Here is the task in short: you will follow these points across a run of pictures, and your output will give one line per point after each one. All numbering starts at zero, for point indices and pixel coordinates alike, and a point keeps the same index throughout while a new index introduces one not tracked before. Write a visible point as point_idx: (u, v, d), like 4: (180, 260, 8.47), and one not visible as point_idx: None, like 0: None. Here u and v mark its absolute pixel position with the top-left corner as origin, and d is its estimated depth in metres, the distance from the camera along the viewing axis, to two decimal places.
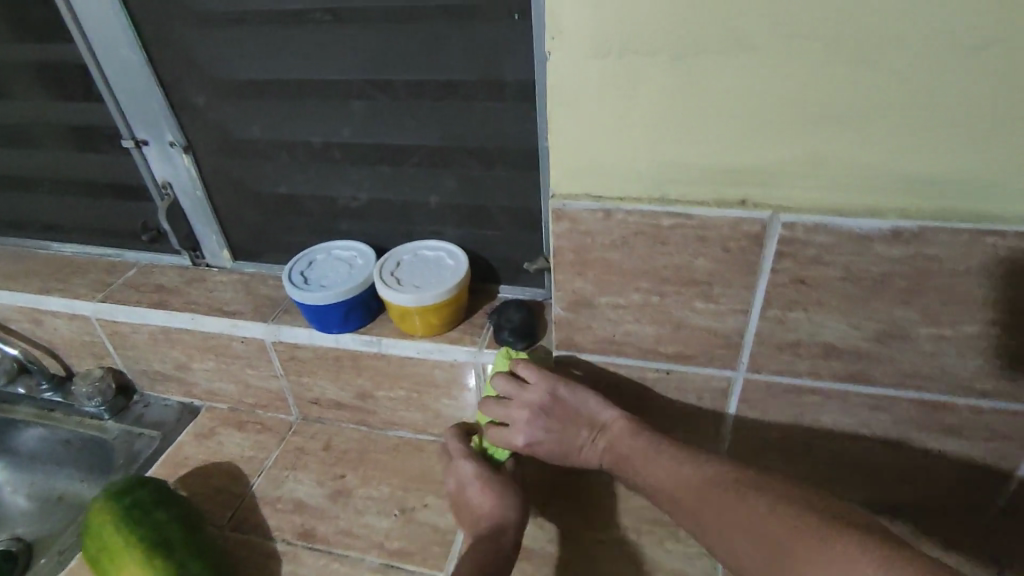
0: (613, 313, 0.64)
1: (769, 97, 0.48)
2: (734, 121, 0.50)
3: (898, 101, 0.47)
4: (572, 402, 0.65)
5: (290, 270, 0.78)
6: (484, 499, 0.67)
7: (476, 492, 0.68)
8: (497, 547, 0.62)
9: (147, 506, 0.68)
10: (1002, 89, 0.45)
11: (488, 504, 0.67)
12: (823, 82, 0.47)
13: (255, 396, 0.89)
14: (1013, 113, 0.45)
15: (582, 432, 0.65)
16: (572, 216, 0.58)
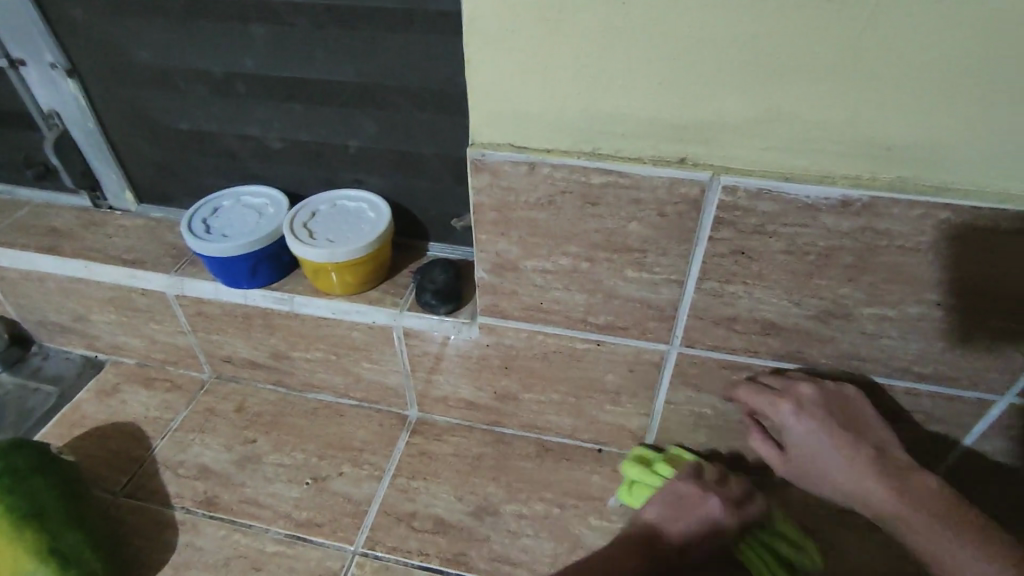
0: (540, 279, 0.58)
1: (726, 43, 0.41)
2: (684, 69, 0.43)
3: (879, 64, 0.40)
4: (864, 422, 0.56)
5: (192, 217, 0.69)
6: (688, 529, 0.60)
7: (693, 523, 0.60)
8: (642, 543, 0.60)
9: (22, 471, 0.61)
10: (990, 54, 0.39)
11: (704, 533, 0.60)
12: (789, 27, 0.40)
13: (163, 352, 0.82)
14: (998, 84, 0.40)
15: (820, 455, 0.58)
16: (493, 168, 0.51)
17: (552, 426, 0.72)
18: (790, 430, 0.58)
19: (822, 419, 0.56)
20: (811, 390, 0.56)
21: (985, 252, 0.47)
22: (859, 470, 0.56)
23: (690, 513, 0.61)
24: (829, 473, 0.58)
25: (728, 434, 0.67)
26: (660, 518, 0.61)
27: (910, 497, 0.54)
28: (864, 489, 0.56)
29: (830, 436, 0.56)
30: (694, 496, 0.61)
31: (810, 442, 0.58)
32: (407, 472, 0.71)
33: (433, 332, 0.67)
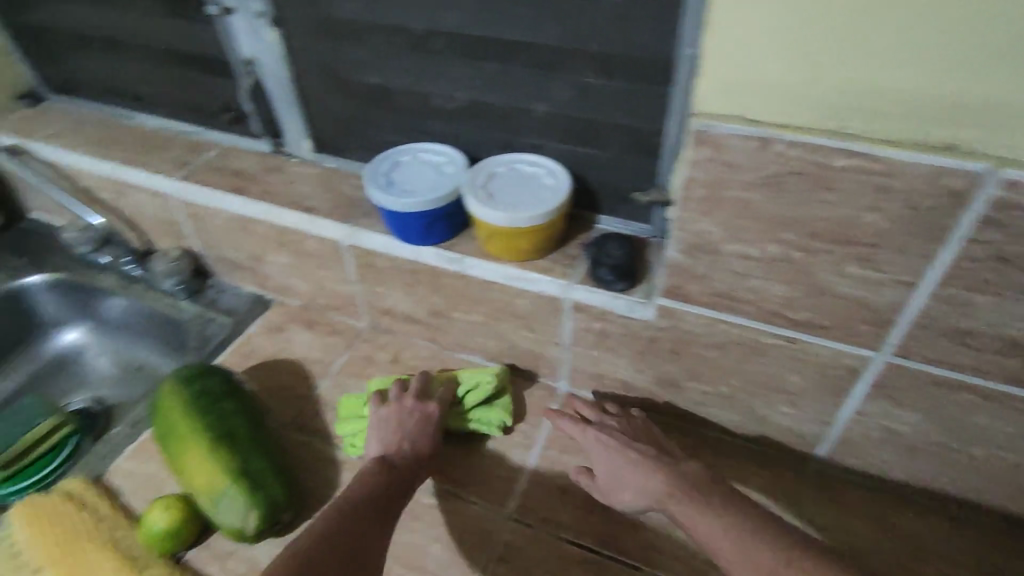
0: (739, 266, 0.54)
1: (930, 32, 0.38)
2: (888, 66, 0.40)
3: None
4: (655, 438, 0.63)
5: (374, 169, 0.71)
6: (427, 441, 0.64)
7: (428, 432, 0.65)
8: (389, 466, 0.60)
9: (214, 395, 0.66)
10: None
11: (419, 445, 0.64)
12: (1000, 12, 0.36)
13: (327, 298, 0.86)
14: None
15: (618, 470, 0.60)
16: (716, 141, 0.47)
17: (712, 418, 0.69)
18: (598, 457, 0.62)
19: (635, 437, 0.63)
20: (619, 422, 0.65)
21: None
22: (636, 471, 0.58)
23: (405, 430, 0.64)
24: (630, 485, 0.58)
25: (919, 456, 0.60)
26: (383, 444, 0.63)
27: (675, 478, 0.55)
28: (642, 484, 0.57)
29: (618, 447, 0.61)
30: (394, 412, 0.65)
31: (611, 461, 0.61)
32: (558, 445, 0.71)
33: (604, 307, 0.65)
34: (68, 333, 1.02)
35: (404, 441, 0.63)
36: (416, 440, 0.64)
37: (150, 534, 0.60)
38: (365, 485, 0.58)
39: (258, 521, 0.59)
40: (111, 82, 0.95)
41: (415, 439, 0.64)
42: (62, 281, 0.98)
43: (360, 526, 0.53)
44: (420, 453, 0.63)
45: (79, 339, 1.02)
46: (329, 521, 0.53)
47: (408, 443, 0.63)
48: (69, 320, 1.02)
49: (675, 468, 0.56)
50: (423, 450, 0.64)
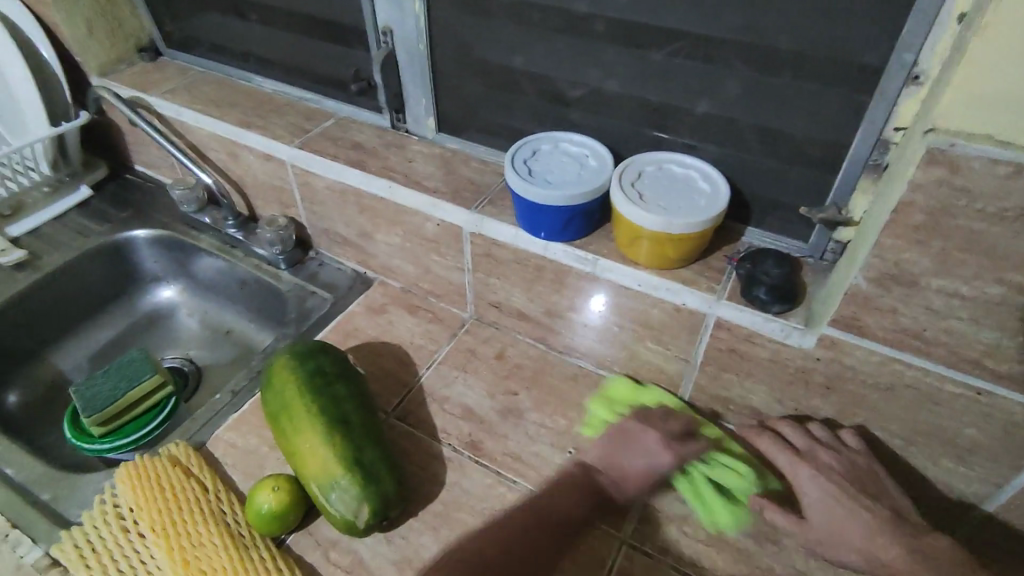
0: (941, 303, 0.48)
1: None
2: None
3: None
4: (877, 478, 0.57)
5: (513, 156, 0.67)
6: (642, 485, 0.61)
7: (639, 462, 0.61)
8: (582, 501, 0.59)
9: (329, 375, 0.63)
10: None
11: (641, 484, 0.61)
12: None
13: (432, 284, 0.83)
14: None
15: (836, 519, 0.57)
16: (955, 161, 0.41)
17: None
18: (805, 494, 0.58)
19: (837, 482, 0.57)
20: (831, 458, 0.58)
21: None
22: (854, 529, 0.56)
23: (624, 455, 0.62)
24: (848, 543, 0.56)
25: None
26: (600, 457, 0.63)
27: (913, 556, 0.53)
28: (871, 549, 0.55)
29: (838, 496, 0.57)
30: (624, 433, 0.64)
31: (820, 506, 0.57)
32: None
33: (753, 330, 0.60)
34: (163, 289, 1.02)
35: (614, 470, 0.62)
36: (636, 475, 0.61)
37: (256, 514, 0.58)
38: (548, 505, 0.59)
39: (369, 515, 0.57)
40: (234, 41, 0.93)
41: (639, 473, 0.61)
42: (165, 238, 0.97)
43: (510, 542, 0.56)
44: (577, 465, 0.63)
45: (172, 297, 1.02)
46: (492, 535, 0.56)
47: (617, 468, 0.62)
48: (165, 276, 1.02)
49: (898, 534, 0.55)
50: (629, 483, 0.61)
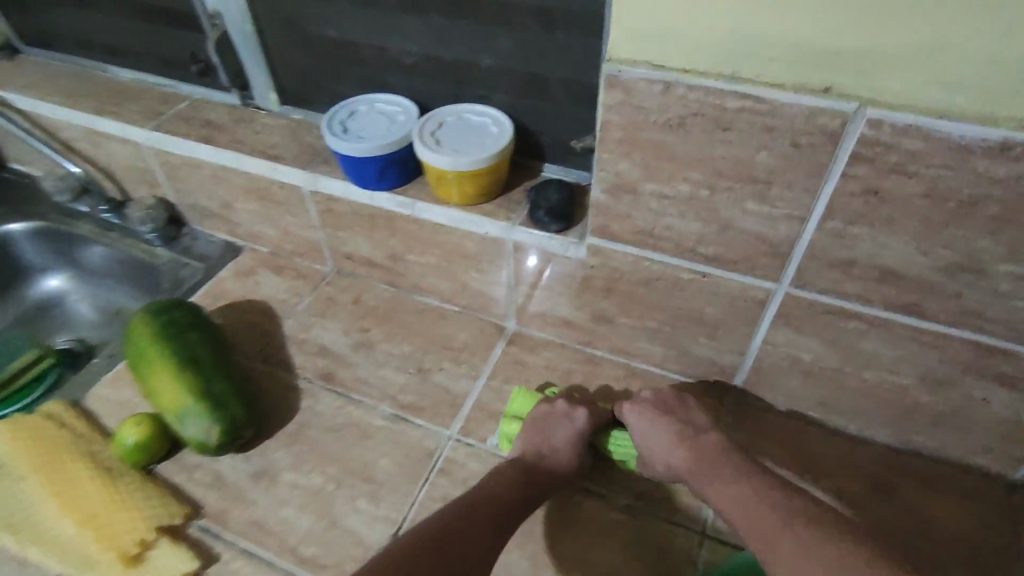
0: (655, 204, 0.59)
1: None
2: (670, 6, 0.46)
3: None
4: (653, 399, 0.65)
5: (331, 118, 0.75)
6: (568, 446, 0.64)
7: (563, 432, 0.65)
8: (524, 470, 0.62)
9: (181, 324, 0.71)
10: None
11: (573, 453, 0.64)
12: None
13: (294, 244, 0.91)
14: None
15: (654, 442, 0.62)
16: (627, 85, 0.52)
17: (642, 351, 0.75)
18: (635, 432, 0.64)
19: (647, 410, 0.63)
20: (650, 394, 0.65)
21: None
22: (663, 439, 0.61)
23: (547, 435, 0.65)
24: (665, 455, 0.60)
25: (820, 380, 0.67)
26: (528, 447, 0.64)
27: (706, 454, 0.57)
28: (669, 456, 0.60)
29: (654, 421, 0.62)
30: (543, 417, 0.66)
31: (648, 435, 0.62)
32: (502, 376, 0.77)
33: (542, 249, 0.70)
34: (49, 280, 1.07)
35: (542, 445, 0.64)
36: (560, 443, 0.64)
37: (122, 448, 0.67)
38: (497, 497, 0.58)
39: (220, 435, 0.66)
40: (86, 34, 0.98)
41: (550, 445, 0.64)
42: (43, 228, 1.02)
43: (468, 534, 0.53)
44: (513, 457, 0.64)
45: (59, 286, 1.07)
46: (454, 516, 0.54)
47: (549, 444, 0.64)
48: (49, 267, 1.07)
49: (698, 440, 0.59)
50: (563, 457, 0.64)
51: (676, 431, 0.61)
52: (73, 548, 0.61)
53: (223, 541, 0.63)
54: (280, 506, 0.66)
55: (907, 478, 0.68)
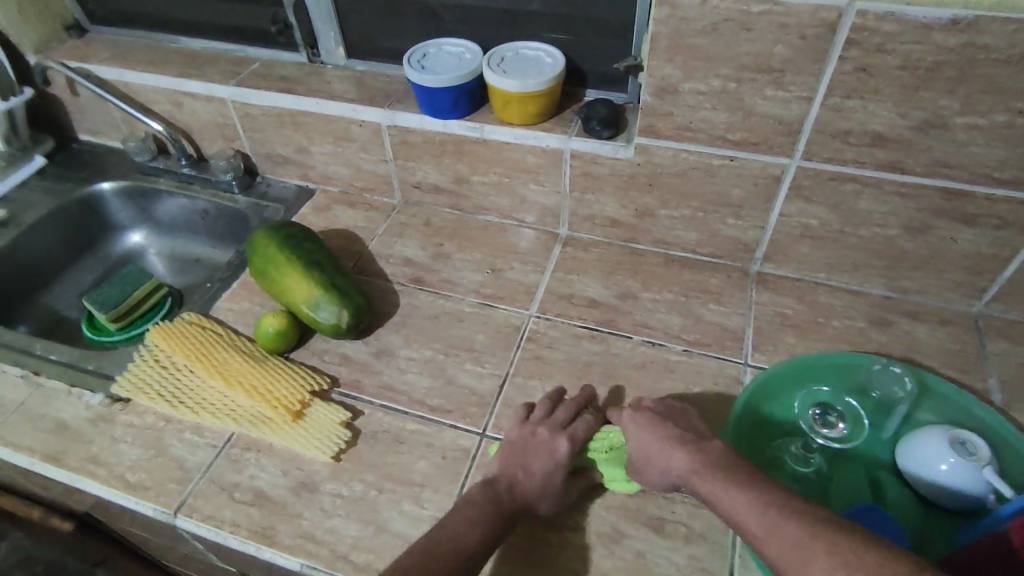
0: (693, 100, 0.75)
1: None
2: None
3: None
4: (649, 412, 0.65)
5: (408, 58, 0.89)
6: (540, 470, 0.64)
7: (542, 461, 0.64)
8: (494, 493, 0.62)
9: (297, 237, 0.85)
10: None
11: (546, 483, 0.64)
12: None
13: (365, 180, 1.05)
14: None
15: (652, 453, 0.61)
16: (673, 1, 0.68)
17: (677, 240, 0.91)
18: (631, 440, 0.64)
19: (645, 421, 0.64)
20: (652, 405, 0.67)
21: None
22: (657, 446, 0.61)
23: (526, 459, 0.65)
24: (661, 458, 0.60)
25: (824, 243, 0.84)
26: (502, 468, 0.65)
27: (705, 458, 0.57)
28: (665, 456, 0.60)
29: (657, 433, 0.62)
30: (523, 441, 0.66)
31: (644, 443, 0.62)
32: (563, 269, 0.93)
33: (596, 153, 0.86)
34: (131, 235, 1.19)
35: (518, 471, 0.64)
36: (533, 469, 0.64)
37: (264, 337, 0.81)
38: (463, 535, 0.57)
39: (348, 317, 0.80)
40: (159, 10, 1.10)
41: (522, 467, 0.64)
42: (127, 187, 1.14)
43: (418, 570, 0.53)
44: (486, 479, 0.64)
45: (140, 241, 1.19)
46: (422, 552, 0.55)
47: (523, 468, 0.64)
48: (130, 224, 1.18)
49: (697, 443, 0.59)
50: (536, 485, 0.63)
51: (675, 436, 0.61)
52: (246, 410, 0.75)
53: (363, 400, 0.77)
54: (403, 373, 0.80)
55: (902, 315, 0.83)
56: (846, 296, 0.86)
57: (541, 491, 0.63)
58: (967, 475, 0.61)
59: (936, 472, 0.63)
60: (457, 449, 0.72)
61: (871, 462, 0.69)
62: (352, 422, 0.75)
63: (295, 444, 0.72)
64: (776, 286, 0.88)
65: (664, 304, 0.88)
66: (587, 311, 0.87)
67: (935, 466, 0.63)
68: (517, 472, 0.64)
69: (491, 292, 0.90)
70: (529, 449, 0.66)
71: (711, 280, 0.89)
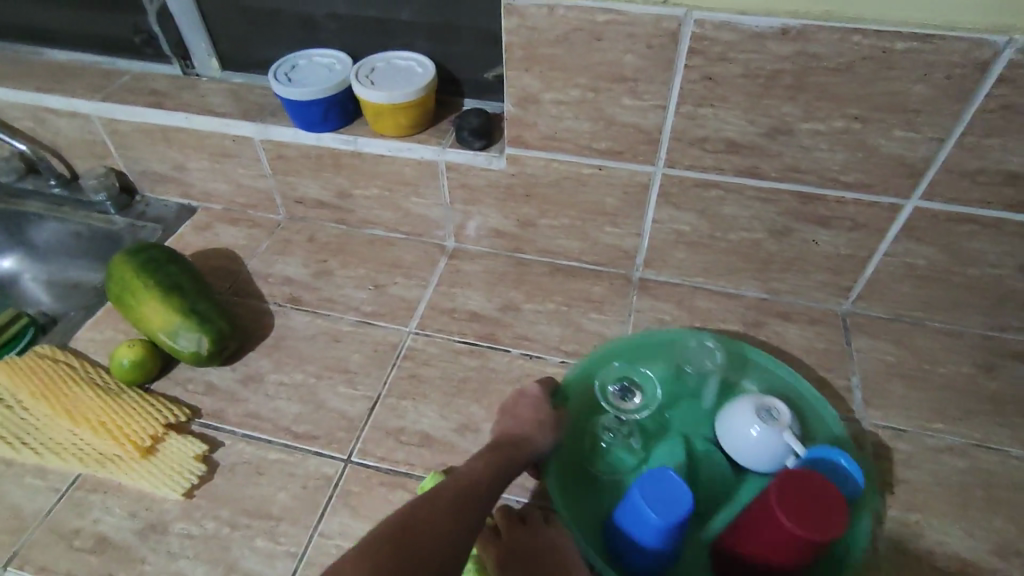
0: (555, 110, 0.74)
1: None
2: None
3: None
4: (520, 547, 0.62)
5: (276, 71, 0.86)
6: (531, 418, 0.66)
7: (531, 412, 0.67)
8: (503, 442, 0.63)
9: (158, 259, 0.81)
10: None
11: (547, 425, 0.66)
12: None
13: (246, 197, 1.01)
14: None
15: None
16: (521, 11, 0.67)
17: (560, 249, 0.91)
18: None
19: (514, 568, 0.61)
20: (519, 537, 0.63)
21: (891, 71, 0.62)
22: None
23: (516, 413, 0.68)
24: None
25: (699, 248, 0.84)
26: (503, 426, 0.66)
27: None
28: None
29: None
30: (515, 397, 0.70)
31: None
32: (447, 283, 0.91)
33: (472, 165, 0.84)
34: (2, 261, 1.11)
35: (517, 422, 0.66)
36: (527, 417, 0.67)
37: (119, 369, 0.76)
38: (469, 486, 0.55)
39: (210, 344, 0.76)
40: (19, 21, 1.04)
41: (537, 417, 0.66)
42: None
43: (442, 519, 0.50)
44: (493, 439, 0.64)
45: (12, 266, 1.11)
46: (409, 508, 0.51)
47: (517, 424, 0.66)
48: (0, 249, 1.10)
49: None
50: (535, 426, 0.65)
51: None
52: (93, 449, 0.70)
53: (224, 431, 0.74)
54: (271, 399, 0.77)
55: (775, 317, 0.85)
56: (723, 301, 0.87)
57: (544, 431, 0.65)
58: (771, 439, 0.64)
59: (747, 438, 0.65)
60: (320, 477, 0.69)
61: (688, 429, 0.71)
62: (210, 455, 0.71)
63: (143, 482, 0.68)
64: (658, 292, 0.88)
65: (547, 314, 0.87)
66: (469, 325, 0.85)
67: (746, 433, 0.65)
68: (519, 425, 0.66)
69: (372, 310, 0.87)
70: (523, 402, 0.69)
71: (593, 289, 0.89)
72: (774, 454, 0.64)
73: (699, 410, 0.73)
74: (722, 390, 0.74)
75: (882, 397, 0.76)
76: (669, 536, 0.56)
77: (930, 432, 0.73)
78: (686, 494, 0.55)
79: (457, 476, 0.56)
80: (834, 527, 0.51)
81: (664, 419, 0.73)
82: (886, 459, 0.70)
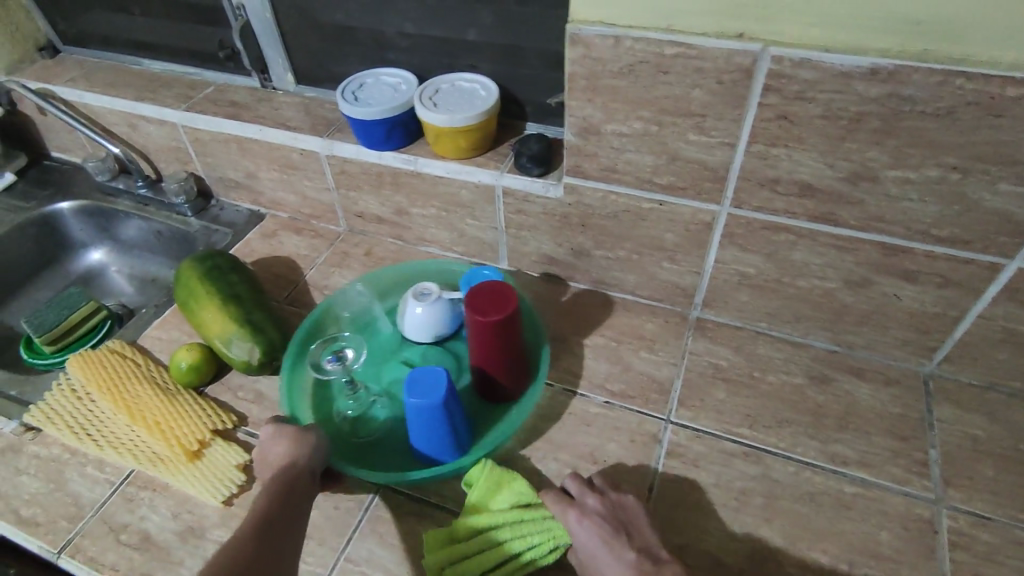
0: (616, 142, 0.71)
1: None
2: None
3: None
4: (596, 508, 0.62)
5: (343, 89, 0.88)
6: (293, 450, 0.64)
7: (284, 446, 0.65)
8: (277, 485, 0.60)
9: (222, 268, 0.84)
10: None
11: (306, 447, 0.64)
12: None
13: (311, 208, 1.04)
14: None
15: (603, 563, 0.59)
16: (586, 41, 0.64)
17: (614, 281, 0.87)
18: (576, 541, 0.61)
19: (598, 525, 0.60)
20: (595, 501, 0.62)
21: (998, 119, 0.55)
22: (612, 557, 0.59)
23: (270, 456, 0.65)
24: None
25: (765, 292, 0.79)
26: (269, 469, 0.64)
27: None
28: None
29: (602, 539, 0.60)
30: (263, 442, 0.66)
31: (590, 551, 0.60)
32: None
33: (527, 191, 0.82)
34: (92, 253, 1.19)
35: (280, 461, 0.64)
36: (288, 452, 0.64)
37: (177, 371, 0.79)
38: (254, 552, 0.54)
39: (261, 354, 0.78)
40: (122, 33, 1.12)
41: (294, 446, 0.65)
42: (88, 206, 1.14)
43: None
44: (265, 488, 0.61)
45: (101, 258, 1.19)
46: None
47: (281, 462, 0.63)
48: (91, 242, 1.19)
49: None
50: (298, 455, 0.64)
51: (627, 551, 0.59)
52: (145, 448, 0.74)
53: None
54: None
55: (845, 373, 0.78)
56: (787, 350, 0.81)
57: (310, 456, 0.64)
58: (436, 308, 0.78)
59: (422, 318, 0.78)
60: (352, 498, 0.70)
61: (387, 353, 0.82)
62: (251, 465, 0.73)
63: (188, 486, 0.70)
64: (716, 335, 0.83)
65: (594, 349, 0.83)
66: None
67: (415, 315, 0.78)
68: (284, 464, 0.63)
69: None
70: (273, 436, 0.66)
71: (646, 326, 0.85)
72: (449, 310, 0.79)
73: (391, 341, 0.83)
74: (387, 310, 0.87)
75: (964, 477, 0.68)
76: (450, 407, 0.67)
77: (1021, 523, 0.64)
78: (435, 374, 0.67)
79: (235, 545, 0.54)
80: (508, 299, 0.70)
81: (372, 369, 0.81)
82: (963, 549, 0.63)
